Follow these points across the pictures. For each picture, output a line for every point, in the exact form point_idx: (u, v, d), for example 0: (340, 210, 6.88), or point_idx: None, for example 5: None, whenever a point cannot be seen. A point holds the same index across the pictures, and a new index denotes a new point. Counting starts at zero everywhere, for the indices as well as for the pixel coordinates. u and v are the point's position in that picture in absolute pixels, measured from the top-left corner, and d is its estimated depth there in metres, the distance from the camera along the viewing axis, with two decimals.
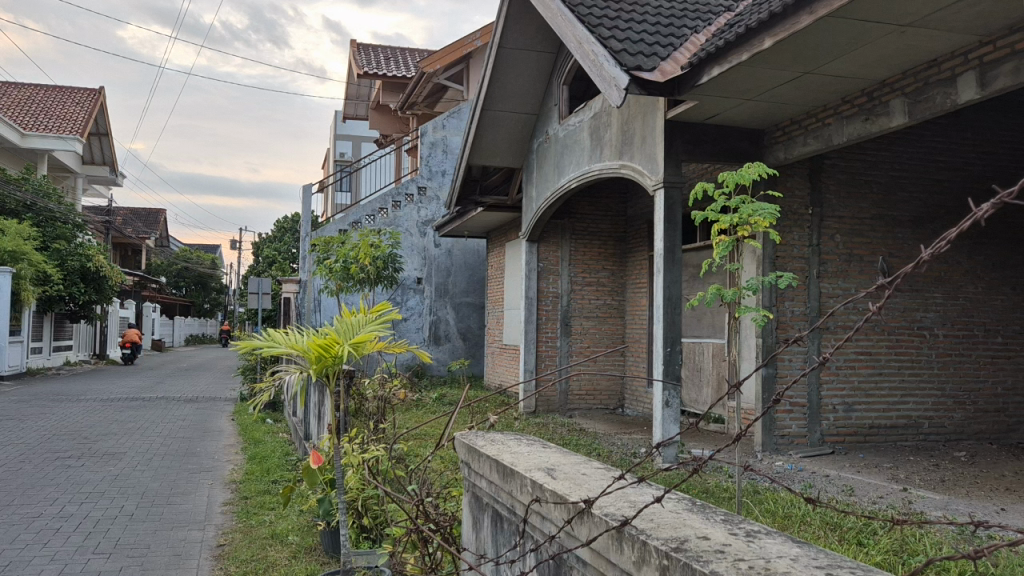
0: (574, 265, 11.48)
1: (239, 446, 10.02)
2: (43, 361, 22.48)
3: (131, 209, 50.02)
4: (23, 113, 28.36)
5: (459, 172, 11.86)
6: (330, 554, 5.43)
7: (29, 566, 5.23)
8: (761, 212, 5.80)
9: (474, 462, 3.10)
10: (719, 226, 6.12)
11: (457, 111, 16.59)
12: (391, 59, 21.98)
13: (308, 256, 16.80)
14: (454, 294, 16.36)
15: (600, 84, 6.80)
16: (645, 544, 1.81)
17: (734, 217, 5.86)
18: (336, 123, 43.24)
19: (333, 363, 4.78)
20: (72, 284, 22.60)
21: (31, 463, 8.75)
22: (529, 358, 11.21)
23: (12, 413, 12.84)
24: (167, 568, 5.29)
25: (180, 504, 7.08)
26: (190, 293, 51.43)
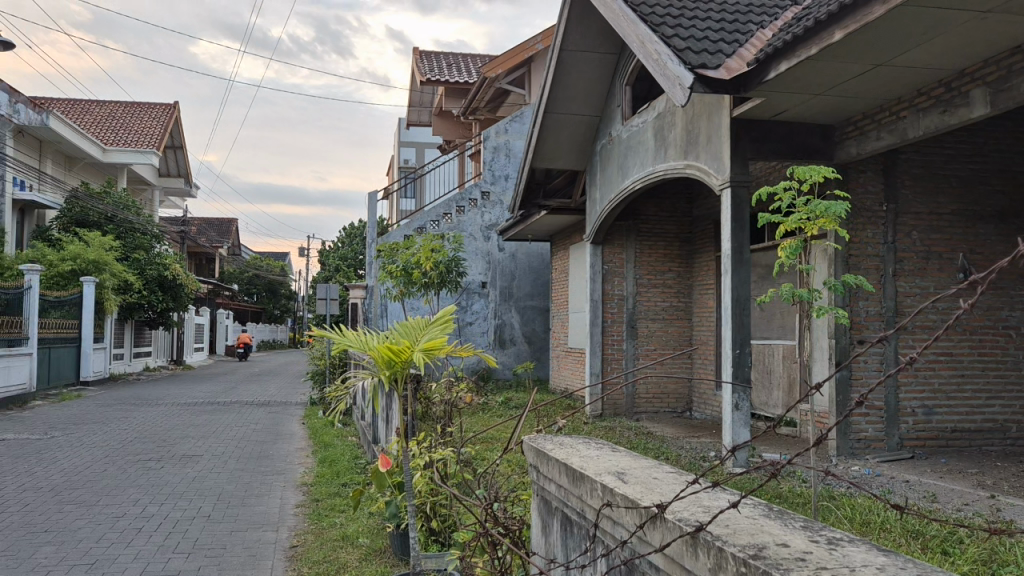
0: (639, 267, 11.38)
1: (310, 450, 10.21)
2: (125, 367, 23.35)
3: (206, 220, 51.66)
4: (105, 129, 29.54)
5: (523, 176, 11.85)
6: (400, 557, 5.47)
7: (114, 565, 5.41)
8: (830, 209, 5.63)
9: (543, 466, 3.08)
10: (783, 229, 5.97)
11: (519, 114, 16.61)
12: (453, 65, 22.18)
13: (375, 262, 17.04)
14: (518, 298, 16.39)
15: (663, 83, 6.72)
16: (721, 551, 1.77)
17: (800, 216, 5.71)
18: (399, 130, 43.97)
19: (402, 367, 4.84)
20: (151, 292, 23.41)
21: (114, 465, 9.09)
22: (594, 361, 11.11)
23: (97, 418, 13.37)
24: (244, 568, 5.42)
25: (254, 505, 7.28)
26: (260, 300, 52.66)
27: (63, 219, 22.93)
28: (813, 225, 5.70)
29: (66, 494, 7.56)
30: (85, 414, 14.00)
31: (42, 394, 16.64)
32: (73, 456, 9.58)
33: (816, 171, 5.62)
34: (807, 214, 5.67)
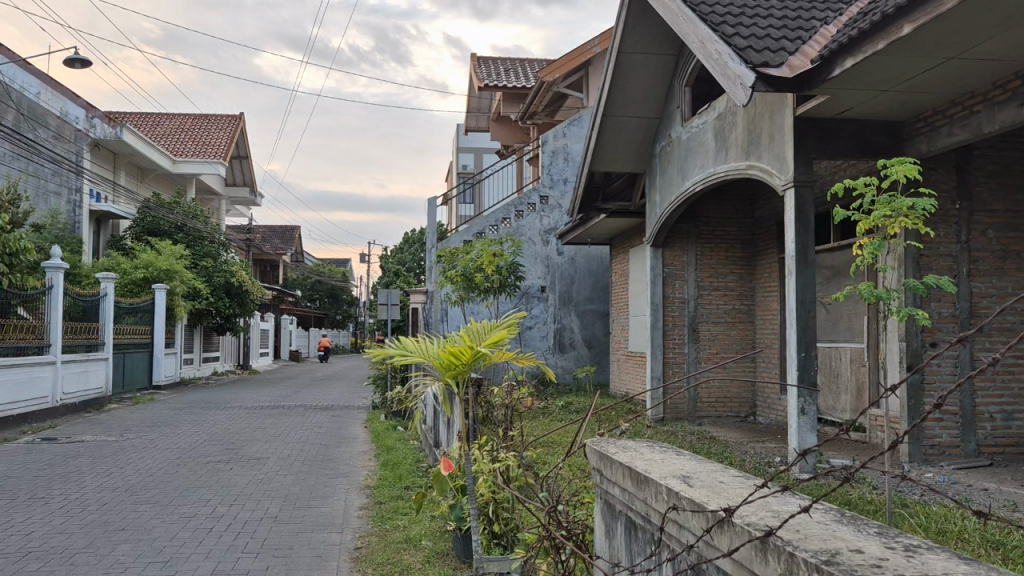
0: (700, 269, 11.24)
1: (372, 453, 10.35)
2: (194, 372, 24.02)
3: (270, 228, 52.90)
4: (174, 141, 30.47)
5: (581, 180, 11.80)
6: (463, 560, 5.50)
7: (188, 563, 5.58)
8: (916, 204, 5.49)
9: (607, 470, 3.06)
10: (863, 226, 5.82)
11: (577, 118, 16.59)
12: (511, 70, 22.25)
13: (435, 267, 17.20)
14: (578, 302, 16.34)
15: (724, 83, 6.63)
16: (793, 557, 1.73)
17: (883, 212, 5.53)
18: (458, 136, 44.36)
19: (463, 370, 4.87)
20: (219, 299, 24.04)
21: (186, 466, 9.36)
22: (655, 365, 10.97)
23: (169, 420, 13.81)
24: (310, 568, 5.53)
25: (319, 507, 7.41)
26: (323, 306, 53.62)
27: (136, 229, 23.82)
28: (897, 223, 5.52)
29: (141, 494, 7.81)
30: (157, 417, 14.46)
31: (117, 398, 17.24)
32: (147, 458, 9.90)
33: (902, 166, 5.45)
34: (891, 211, 5.53)
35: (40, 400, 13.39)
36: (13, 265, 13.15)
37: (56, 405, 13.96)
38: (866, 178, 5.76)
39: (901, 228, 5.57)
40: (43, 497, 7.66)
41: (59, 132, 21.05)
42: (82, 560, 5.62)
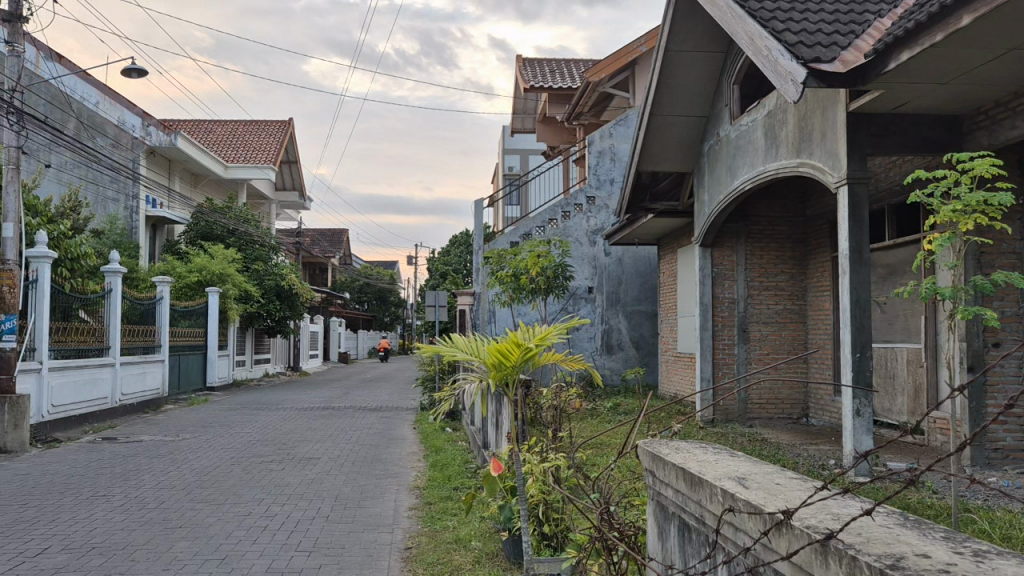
0: (750, 269, 11.09)
1: (421, 454, 10.43)
2: (246, 373, 24.46)
3: (319, 231, 53.70)
4: (226, 147, 31.08)
5: (628, 180, 11.71)
6: (512, 561, 5.50)
7: (243, 560, 5.69)
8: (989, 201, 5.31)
9: (659, 471, 3.03)
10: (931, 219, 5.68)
11: (624, 118, 16.51)
12: (557, 71, 22.22)
13: (482, 269, 17.26)
14: (625, 303, 16.25)
15: (774, 79, 6.54)
16: (855, 560, 1.70)
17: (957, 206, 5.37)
18: (503, 137, 44.51)
19: (512, 370, 4.87)
20: (269, 301, 24.35)
21: (239, 466, 9.54)
22: (704, 366, 10.84)
23: (223, 421, 14.09)
24: (361, 568, 5.59)
25: (371, 507, 7.49)
26: (370, 308, 54.23)
27: (190, 233, 24.33)
28: (970, 218, 5.36)
29: (197, 493, 7.97)
30: (211, 417, 14.76)
31: (173, 399, 17.64)
32: (202, 458, 10.11)
33: (982, 160, 5.28)
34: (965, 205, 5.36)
35: (100, 402, 13.76)
36: (74, 269, 13.56)
37: (115, 405, 14.34)
38: (943, 170, 5.59)
39: (973, 224, 5.40)
40: (105, 495, 7.88)
41: (117, 139, 21.76)
42: (142, 556, 5.76)
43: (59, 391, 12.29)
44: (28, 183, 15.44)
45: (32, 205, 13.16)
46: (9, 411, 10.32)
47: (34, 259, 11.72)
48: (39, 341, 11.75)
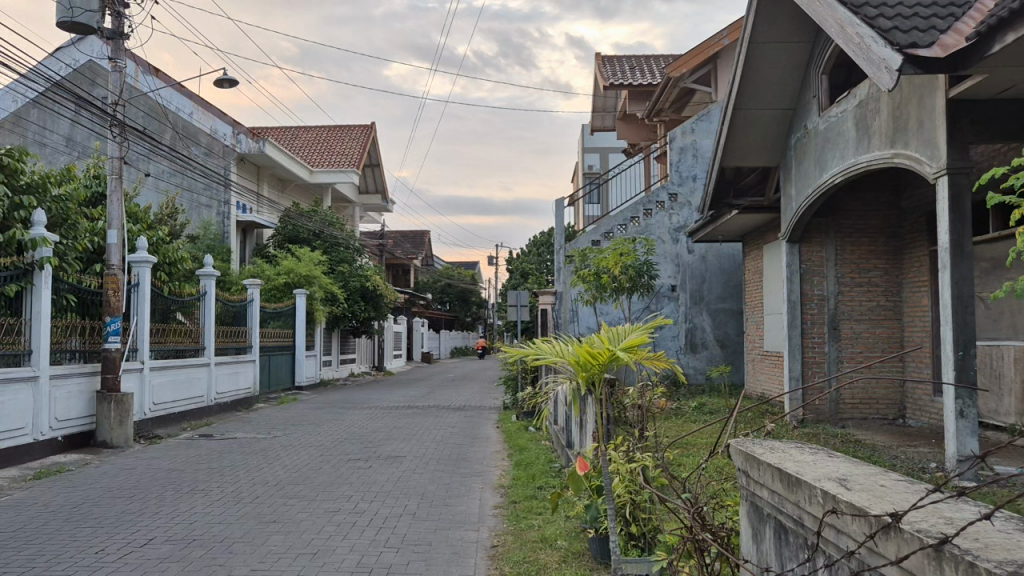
0: (841, 265, 10.74)
1: (505, 453, 10.49)
2: (333, 373, 25.08)
3: (401, 233, 54.66)
4: (312, 152, 31.90)
5: (712, 176, 11.50)
6: (599, 561, 5.45)
7: (334, 555, 5.82)
8: None
9: (754, 471, 2.96)
10: (1020, 212, 5.32)
11: (706, 113, 16.21)
12: (636, 68, 21.99)
13: (564, 268, 17.21)
14: (709, 301, 15.97)
15: (867, 68, 6.32)
16: (973, 565, 1.62)
17: None
18: (583, 136, 44.40)
19: (598, 369, 4.83)
20: (354, 302, 24.79)
21: (329, 463, 9.79)
22: (794, 365, 10.56)
23: (312, 420, 14.48)
24: (450, 565, 5.65)
25: (457, 505, 7.57)
26: (453, 308, 54.98)
27: (278, 237, 25.17)
28: None
29: (289, 489, 8.21)
30: (301, 416, 15.19)
31: (264, 398, 18.21)
32: (294, 455, 10.41)
33: None
34: None
35: (197, 400, 14.32)
36: (172, 273, 14.23)
37: (211, 404, 14.90)
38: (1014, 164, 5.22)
39: None
40: (204, 489, 8.21)
41: (209, 147, 22.60)
42: (239, 549, 5.96)
43: (159, 390, 12.85)
44: (129, 191, 16.16)
45: (134, 212, 13.80)
46: (116, 408, 10.87)
47: (135, 264, 12.28)
48: (141, 342, 12.32)
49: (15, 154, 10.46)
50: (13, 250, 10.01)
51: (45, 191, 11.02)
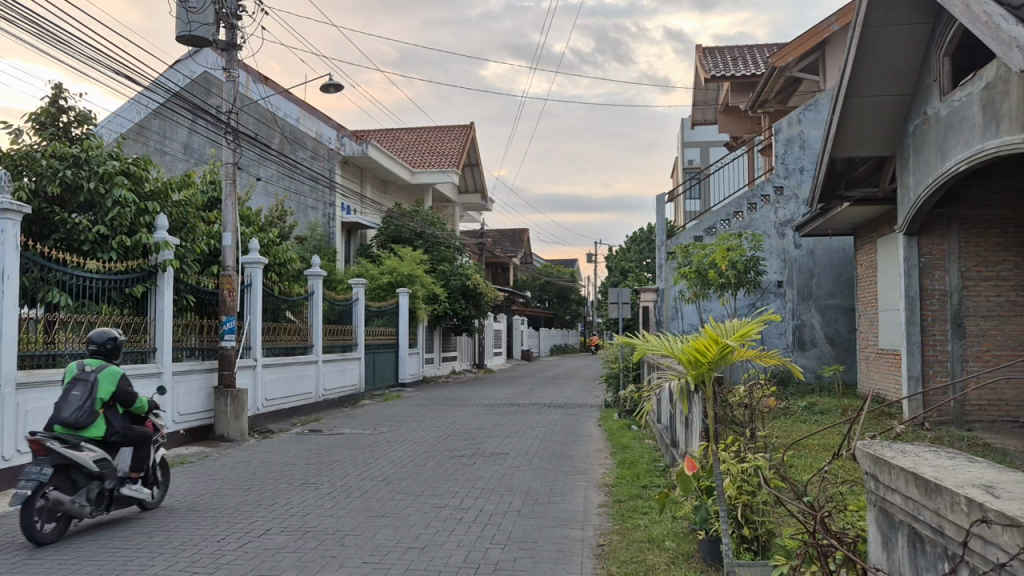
0: (964, 259, 10.17)
1: (608, 451, 10.40)
2: (434, 371, 25.49)
3: (500, 232, 55.12)
4: (413, 153, 32.52)
5: (822, 167, 11.09)
6: (710, 564, 5.30)
7: (442, 550, 5.91)
8: None
9: (884, 476, 2.80)
10: None
11: (814, 102, 15.60)
12: (739, 59, 21.44)
13: (666, 265, 16.96)
14: (818, 297, 15.42)
15: (994, 48, 5.94)
16: None
17: None
18: (683, 131, 43.67)
19: (708, 367, 4.71)
20: (455, 300, 25.11)
21: (434, 459, 9.93)
22: (912, 363, 10.14)
23: (417, 416, 14.77)
24: (557, 563, 5.64)
25: (561, 503, 7.54)
26: (552, 306, 55.13)
27: (382, 237, 25.77)
28: None
29: (396, 484, 8.37)
30: (407, 412, 15.52)
31: (370, 395, 18.68)
32: (399, 450, 10.63)
33: None
34: None
35: (306, 396, 14.82)
36: (282, 273, 14.68)
37: (319, 400, 15.39)
38: None
39: None
40: (315, 483, 8.46)
41: (315, 150, 23.37)
42: (351, 541, 6.11)
43: (271, 386, 13.36)
44: (242, 196, 16.86)
45: (246, 215, 14.40)
46: (232, 403, 11.36)
47: (249, 265, 12.78)
48: (254, 340, 12.83)
49: (139, 163, 11.05)
50: (138, 254, 10.59)
51: (166, 197, 11.63)
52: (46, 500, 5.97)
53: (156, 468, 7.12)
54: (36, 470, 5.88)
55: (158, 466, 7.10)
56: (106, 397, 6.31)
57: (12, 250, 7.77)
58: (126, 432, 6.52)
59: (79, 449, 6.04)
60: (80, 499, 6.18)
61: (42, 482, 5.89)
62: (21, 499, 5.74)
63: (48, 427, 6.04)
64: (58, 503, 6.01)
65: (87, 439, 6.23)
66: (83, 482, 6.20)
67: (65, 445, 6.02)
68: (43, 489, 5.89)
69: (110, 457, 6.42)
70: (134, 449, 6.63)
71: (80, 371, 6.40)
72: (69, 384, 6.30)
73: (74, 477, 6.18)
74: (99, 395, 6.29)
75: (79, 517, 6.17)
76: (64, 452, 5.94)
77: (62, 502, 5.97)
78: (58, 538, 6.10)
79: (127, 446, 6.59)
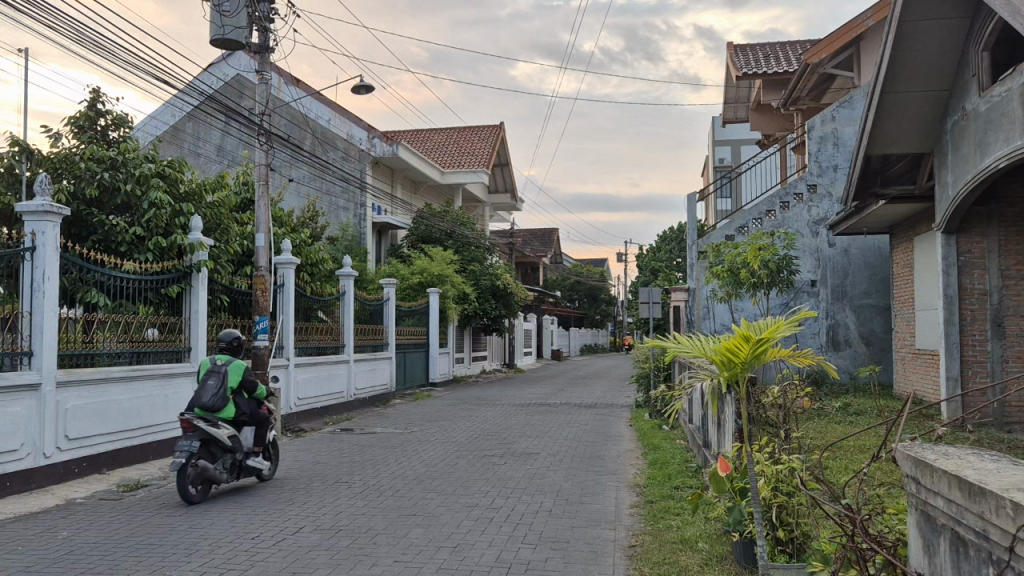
0: (1004, 257, 9.98)
1: (639, 451, 10.35)
2: (465, 370, 25.57)
3: (530, 232, 55.08)
4: (443, 153, 32.61)
5: (857, 164, 10.96)
6: (744, 565, 5.23)
7: (475, 549, 5.92)
8: None
9: (926, 480, 2.75)
10: None
11: (848, 99, 15.37)
12: (771, 56, 21.22)
13: (697, 264, 16.85)
14: (853, 297, 15.23)
15: None
16: None
17: None
18: (714, 129, 43.30)
19: (742, 368, 4.66)
20: (485, 300, 25.15)
21: (465, 459, 9.95)
22: (951, 364, 9.97)
23: (447, 415, 14.82)
24: (589, 564, 5.61)
25: (592, 503, 7.52)
26: (582, 306, 54.99)
27: (412, 237, 25.89)
28: None
29: (427, 483, 8.40)
30: (438, 411, 15.58)
31: (401, 394, 18.78)
32: (430, 450, 10.67)
33: None
34: None
35: (338, 395, 14.94)
36: (314, 273, 14.80)
37: (351, 399, 15.49)
38: None
39: None
40: (348, 481, 8.52)
41: (346, 151, 23.55)
42: (383, 540, 6.14)
43: (304, 385, 13.48)
44: (275, 197, 17.03)
45: (278, 216, 14.55)
46: None
47: (282, 265, 12.93)
48: (287, 340, 12.97)
49: (175, 165, 11.21)
50: (174, 254, 10.75)
51: (200, 198, 11.79)
52: (195, 468, 7.34)
53: (270, 444, 8.53)
54: (186, 443, 7.25)
55: (273, 442, 8.51)
56: (234, 384, 7.70)
57: (52, 251, 7.92)
58: (250, 412, 7.95)
59: (219, 427, 7.39)
60: (219, 468, 7.60)
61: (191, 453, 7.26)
62: (176, 466, 7.12)
63: (192, 408, 7.37)
64: (202, 471, 7.38)
65: (222, 418, 7.60)
66: (220, 453, 7.57)
67: (207, 423, 7.37)
68: (193, 458, 7.27)
69: (240, 434, 7.84)
70: (255, 429, 8.07)
71: (213, 364, 7.78)
72: (205, 375, 7.66)
73: (213, 449, 7.56)
74: (229, 383, 7.64)
75: (218, 482, 7.54)
76: (208, 430, 7.29)
77: (208, 469, 7.36)
78: (203, 499, 7.45)
79: (250, 426, 7.99)
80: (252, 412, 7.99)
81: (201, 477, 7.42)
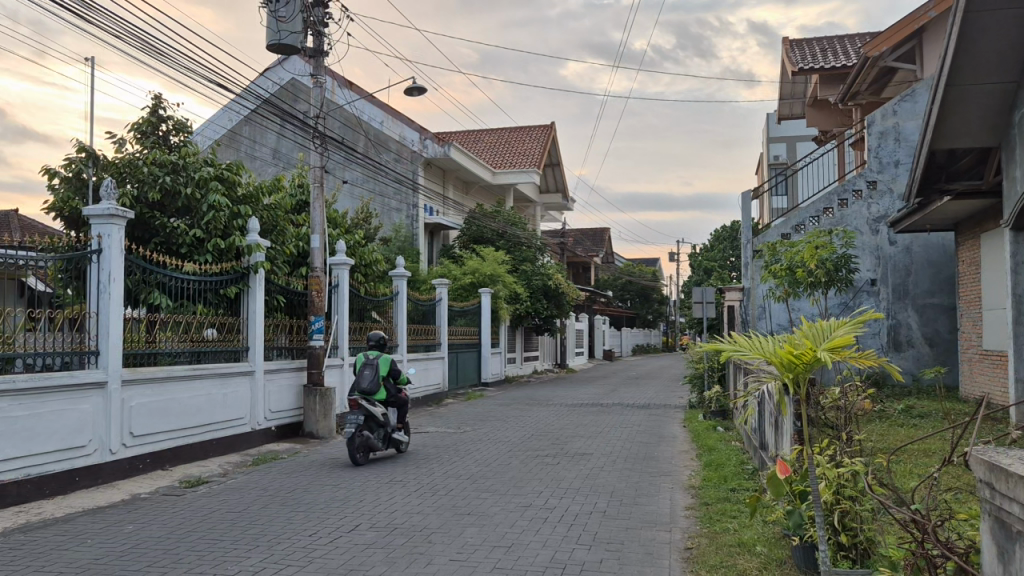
0: None
1: (694, 453, 10.21)
2: (517, 370, 25.60)
3: (581, 231, 54.86)
4: (494, 154, 32.67)
5: (920, 159, 10.65)
6: (805, 571, 5.10)
7: (529, 549, 5.90)
8: None
9: (1002, 485, 2.64)
10: None
11: (911, 93, 14.93)
12: (829, 50, 20.75)
13: (752, 263, 16.58)
14: (915, 296, 14.82)
15: None
16: None
17: None
18: (769, 125, 42.54)
19: (802, 370, 4.56)
20: (537, 300, 25.14)
21: (518, 459, 9.94)
22: (1020, 366, 9.64)
23: (500, 415, 14.82)
24: (644, 566, 5.55)
25: (647, 504, 7.44)
26: (634, 305, 54.52)
27: (464, 237, 26.00)
28: None
29: (481, 483, 8.42)
30: (490, 412, 15.61)
31: (454, 394, 18.86)
32: (483, 449, 10.69)
33: None
34: None
35: None
36: (367, 274, 14.84)
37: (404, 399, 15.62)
38: None
39: None
40: (403, 480, 8.58)
41: (399, 152, 23.74)
42: (437, 539, 6.16)
43: None
44: (329, 199, 17.26)
45: (333, 218, 14.74)
46: (320, 402, 11.61)
47: (335, 266, 13.08)
48: (342, 340, 13.13)
49: (233, 168, 11.43)
50: (233, 256, 10.97)
51: (258, 201, 11.99)
52: (360, 438, 9.37)
53: (405, 425, 10.54)
54: (354, 417, 9.32)
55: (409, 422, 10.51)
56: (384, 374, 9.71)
57: (117, 253, 8.15)
58: (395, 395, 10.01)
59: (377, 406, 9.44)
60: (375, 438, 9.63)
61: (358, 425, 9.33)
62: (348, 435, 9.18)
63: (355, 390, 9.46)
64: (365, 441, 9.41)
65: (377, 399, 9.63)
66: (376, 427, 9.62)
67: (367, 402, 9.44)
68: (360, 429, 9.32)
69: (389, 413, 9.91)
70: (398, 410, 10.12)
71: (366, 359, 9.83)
72: (362, 366, 9.73)
73: (372, 424, 9.64)
74: (381, 372, 9.69)
75: (375, 450, 9.58)
76: (369, 407, 9.36)
77: (370, 438, 9.40)
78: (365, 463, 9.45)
79: (393, 408, 10.04)
80: (396, 396, 10.05)
81: (364, 445, 9.46)
